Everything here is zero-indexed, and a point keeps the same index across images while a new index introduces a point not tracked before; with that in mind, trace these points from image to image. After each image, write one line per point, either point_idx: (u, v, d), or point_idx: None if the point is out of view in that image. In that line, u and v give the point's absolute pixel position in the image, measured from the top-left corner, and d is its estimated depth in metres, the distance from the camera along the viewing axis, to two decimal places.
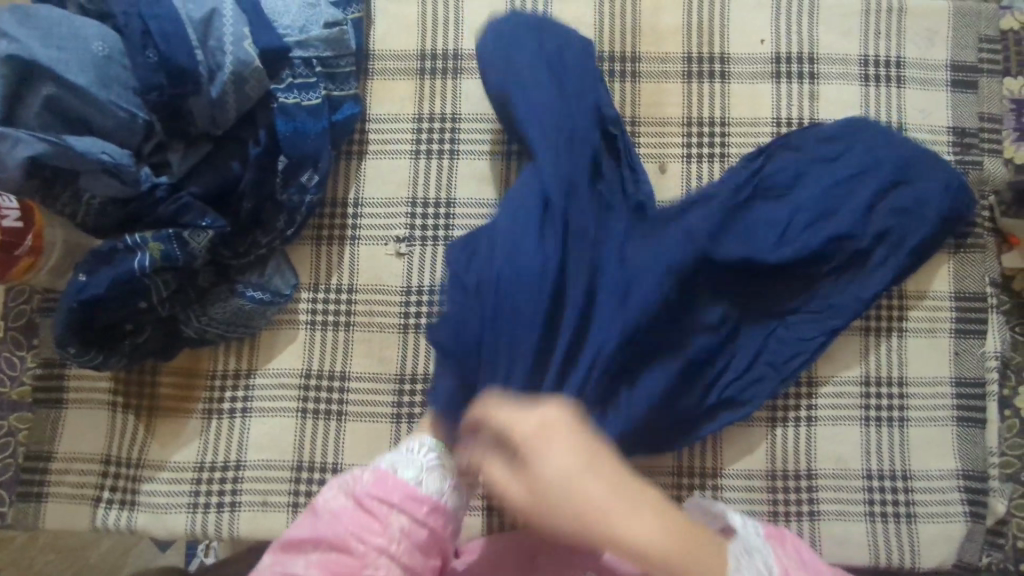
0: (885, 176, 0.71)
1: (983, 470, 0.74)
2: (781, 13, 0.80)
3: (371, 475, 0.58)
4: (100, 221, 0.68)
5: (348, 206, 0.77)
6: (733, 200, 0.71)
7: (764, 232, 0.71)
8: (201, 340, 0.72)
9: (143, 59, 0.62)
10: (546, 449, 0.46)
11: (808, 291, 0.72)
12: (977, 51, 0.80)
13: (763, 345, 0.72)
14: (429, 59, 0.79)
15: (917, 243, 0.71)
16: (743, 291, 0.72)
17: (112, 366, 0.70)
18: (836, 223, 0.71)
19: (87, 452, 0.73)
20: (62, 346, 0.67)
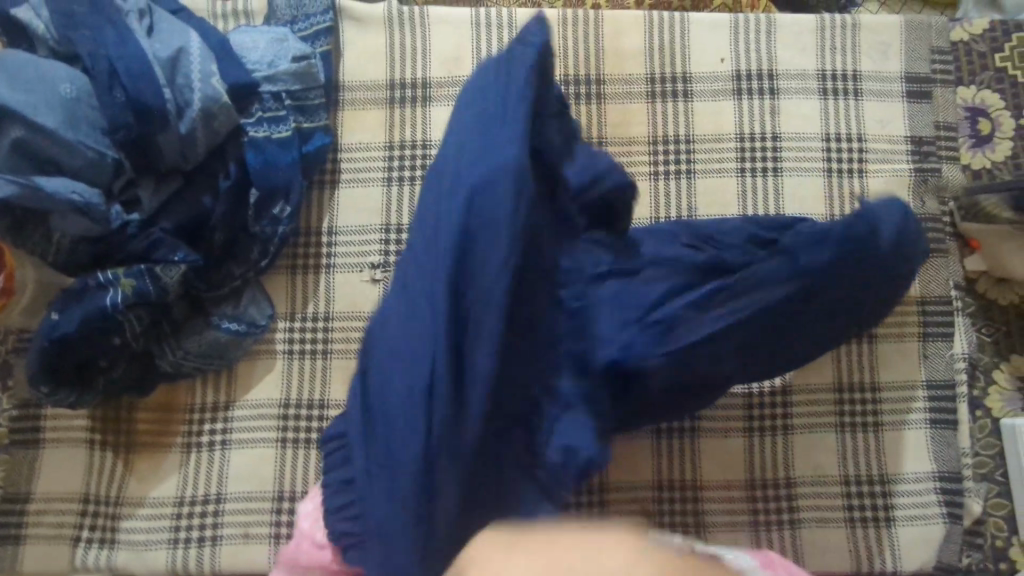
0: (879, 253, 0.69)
1: (958, 472, 0.75)
2: (739, 33, 0.83)
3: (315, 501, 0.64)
4: (71, 260, 0.68)
5: (322, 235, 0.78)
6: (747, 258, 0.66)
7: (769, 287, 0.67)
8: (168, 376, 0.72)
9: (111, 100, 0.63)
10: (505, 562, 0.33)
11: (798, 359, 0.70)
12: (929, 62, 0.83)
13: None
14: (398, 88, 0.80)
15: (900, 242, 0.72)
16: None
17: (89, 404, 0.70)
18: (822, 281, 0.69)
19: (64, 492, 0.73)
20: (36, 385, 0.67)
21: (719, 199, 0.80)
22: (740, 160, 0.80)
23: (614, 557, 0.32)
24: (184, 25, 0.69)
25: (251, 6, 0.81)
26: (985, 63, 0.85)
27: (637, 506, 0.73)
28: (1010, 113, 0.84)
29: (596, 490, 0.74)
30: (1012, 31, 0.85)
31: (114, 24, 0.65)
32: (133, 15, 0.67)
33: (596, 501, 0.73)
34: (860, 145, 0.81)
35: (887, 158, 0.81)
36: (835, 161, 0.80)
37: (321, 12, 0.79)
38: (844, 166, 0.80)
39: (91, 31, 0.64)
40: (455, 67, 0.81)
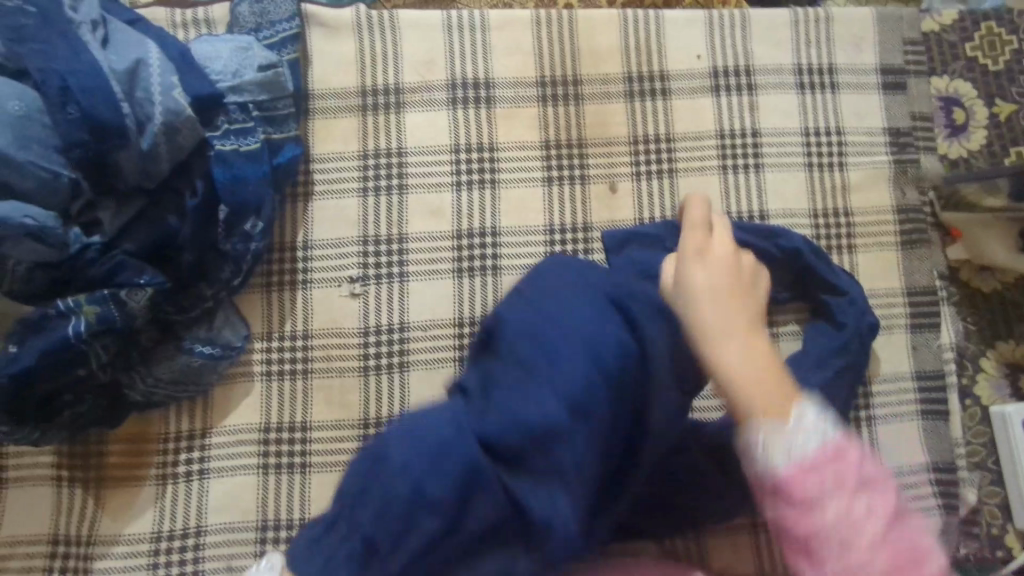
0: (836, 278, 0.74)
1: (951, 462, 0.75)
2: (714, 30, 0.82)
3: None
4: (27, 288, 0.63)
5: (298, 249, 0.75)
6: None
7: None
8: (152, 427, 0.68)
9: (64, 117, 0.59)
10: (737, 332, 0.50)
11: None
12: (902, 54, 0.83)
13: None
14: (370, 95, 0.78)
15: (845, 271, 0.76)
16: None
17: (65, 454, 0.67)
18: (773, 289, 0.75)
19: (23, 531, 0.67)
20: None
21: (703, 197, 0.79)
22: (720, 158, 0.79)
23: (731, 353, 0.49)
24: (141, 35, 0.66)
25: (211, 15, 0.77)
26: (956, 54, 0.85)
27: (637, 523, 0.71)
28: (983, 101, 0.84)
29: None
30: (981, 20, 0.85)
31: (65, 37, 0.61)
32: (87, 26, 0.63)
33: None
34: (839, 138, 0.80)
35: (866, 151, 0.81)
36: (815, 156, 0.80)
37: (288, 19, 0.76)
38: (824, 159, 0.80)
39: (41, 44, 0.60)
40: (428, 71, 0.79)
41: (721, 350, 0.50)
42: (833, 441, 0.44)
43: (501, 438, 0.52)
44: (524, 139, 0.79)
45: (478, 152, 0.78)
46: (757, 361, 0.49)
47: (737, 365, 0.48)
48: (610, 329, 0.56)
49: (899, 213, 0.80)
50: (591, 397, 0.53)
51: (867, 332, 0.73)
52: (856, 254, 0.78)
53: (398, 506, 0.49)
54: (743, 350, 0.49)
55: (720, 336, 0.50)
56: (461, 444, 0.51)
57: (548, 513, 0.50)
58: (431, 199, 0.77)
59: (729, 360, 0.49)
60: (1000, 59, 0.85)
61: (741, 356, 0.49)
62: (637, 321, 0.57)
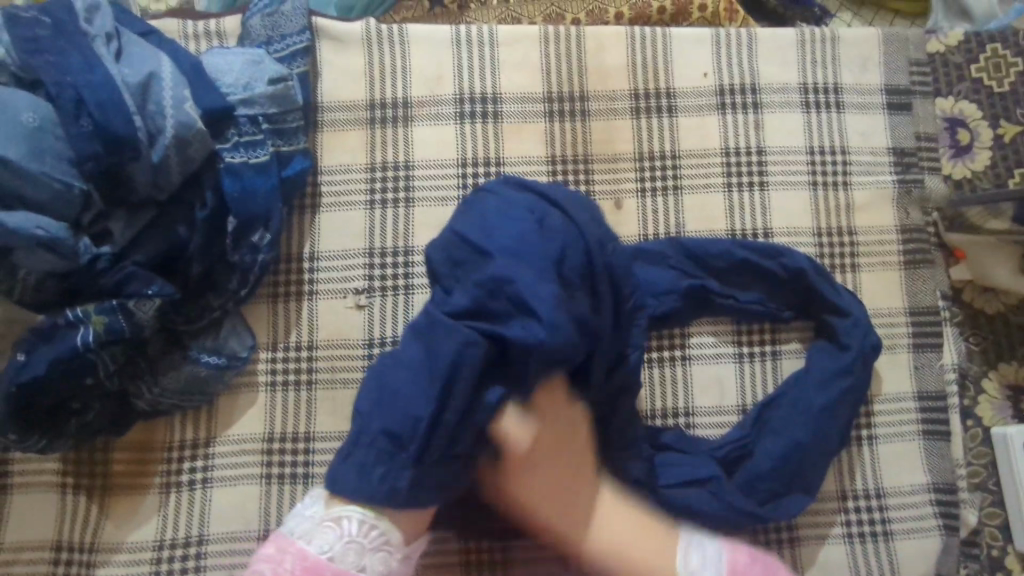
0: (837, 297, 0.74)
1: (952, 482, 0.75)
2: (721, 48, 0.82)
3: (293, 560, 0.57)
4: (37, 297, 0.64)
5: (304, 260, 0.75)
6: (703, 297, 0.75)
7: (720, 315, 0.76)
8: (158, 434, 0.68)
9: (77, 129, 0.60)
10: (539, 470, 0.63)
11: (759, 380, 0.76)
12: (908, 74, 0.84)
13: (718, 381, 0.75)
14: (379, 108, 0.79)
15: (847, 290, 0.76)
16: (694, 311, 0.75)
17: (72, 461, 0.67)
18: (775, 306, 0.75)
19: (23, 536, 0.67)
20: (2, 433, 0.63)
21: (707, 214, 0.79)
22: (725, 175, 0.80)
23: (545, 479, 0.63)
24: (154, 48, 0.67)
25: (223, 27, 0.78)
26: (961, 75, 0.85)
27: None
28: (988, 123, 0.85)
29: None
30: (986, 41, 0.86)
31: (80, 50, 0.62)
32: (100, 40, 0.64)
33: None
34: (844, 157, 0.81)
35: (870, 170, 0.81)
36: (819, 174, 0.80)
37: (298, 32, 0.76)
38: (829, 178, 0.80)
39: (57, 57, 0.61)
40: (436, 85, 0.79)
41: (526, 490, 0.63)
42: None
43: (457, 303, 0.59)
44: (530, 155, 0.79)
45: (485, 166, 0.78)
46: (579, 438, 0.65)
47: (533, 489, 0.63)
48: (520, 202, 0.63)
49: (903, 233, 0.80)
50: (542, 262, 0.60)
51: (869, 352, 0.73)
52: (859, 273, 0.78)
53: (402, 420, 0.58)
54: (593, 500, 0.65)
55: (559, 506, 0.63)
56: (440, 357, 0.58)
57: (520, 335, 0.58)
58: (437, 212, 0.77)
59: (527, 482, 0.63)
60: (1005, 81, 0.85)
61: (586, 517, 0.64)
62: (559, 199, 0.64)
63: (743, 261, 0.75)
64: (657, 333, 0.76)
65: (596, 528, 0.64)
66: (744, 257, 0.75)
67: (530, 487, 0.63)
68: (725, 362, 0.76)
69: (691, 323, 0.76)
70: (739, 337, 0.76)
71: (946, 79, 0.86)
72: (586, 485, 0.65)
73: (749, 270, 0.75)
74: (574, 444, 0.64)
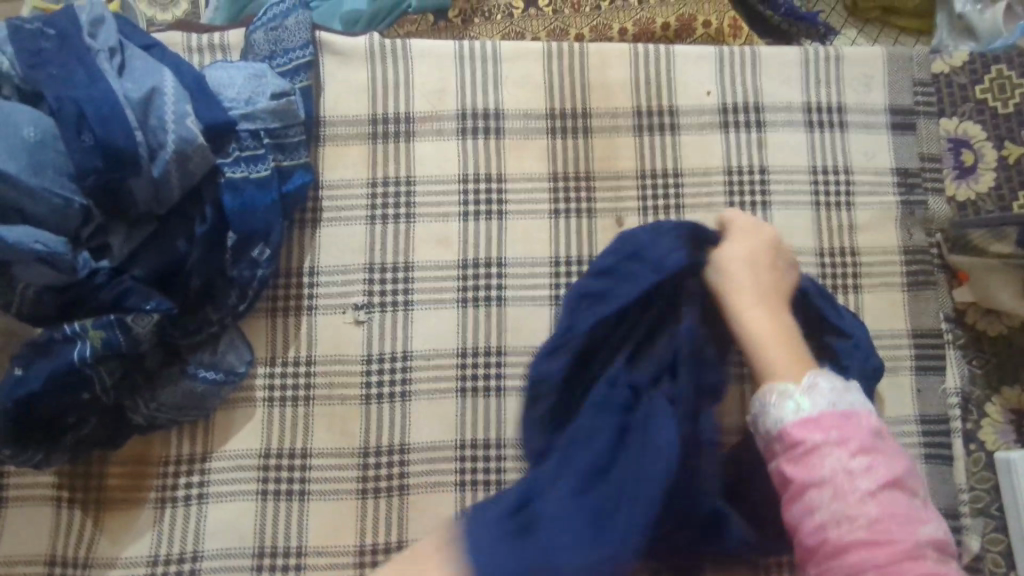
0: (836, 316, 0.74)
1: (954, 508, 0.74)
2: (724, 66, 0.82)
3: None
4: (36, 309, 0.64)
5: (304, 275, 0.75)
6: None
7: None
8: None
9: (78, 144, 0.60)
10: (756, 310, 0.64)
11: None
12: (912, 94, 0.83)
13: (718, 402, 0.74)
14: (381, 123, 0.79)
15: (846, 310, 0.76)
16: None
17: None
18: None
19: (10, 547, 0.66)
20: None
21: None
22: (727, 194, 0.80)
23: (752, 313, 0.64)
24: (157, 63, 0.67)
25: (227, 40, 0.78)
26: (965, 95, 0.85)
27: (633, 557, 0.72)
28: (992, 144, 0.84)
29: None
30: (991, 62, 0.86)
31: (83, 64, 0.62)
32: (104, 54, 0.64)
33: None
34: (848, 177, 0.80)
35: (874, 190, 0.81)
36: (822, 194, 0.80)
37: (302, 47, 0.77)
38: (832, 198, 0.80)
39: (60, 71, 0.61)
40: (439, 101, 0.79)
41: (751, 320, 0.64)
42: (845, 406, 0.57)
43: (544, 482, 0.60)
44: (532, 171, 0.79)
45: (486, 182, 0.78)
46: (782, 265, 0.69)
47: (756, 321, 0.64)
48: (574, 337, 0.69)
49: (906, 254, 0.79)
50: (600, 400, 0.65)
51: (872, 373, 0.72)
52: (861, 294, 0.78)
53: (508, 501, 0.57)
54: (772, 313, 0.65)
55: (744, 306, 0.65)
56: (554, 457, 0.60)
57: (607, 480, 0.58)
58: (438, 228, 0.77)
59: (751, 317, 0.64)
60: (1010, 102, 0.84)
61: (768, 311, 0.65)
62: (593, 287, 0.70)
63: None
64: None
65: (748, 309, 0.65)
66: None
67: (751, 317, 0.64)
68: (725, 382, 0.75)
69: None
70: None
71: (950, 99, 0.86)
72: (778, 298, 0.66)
73: None
74: (778, 271, 0.68)
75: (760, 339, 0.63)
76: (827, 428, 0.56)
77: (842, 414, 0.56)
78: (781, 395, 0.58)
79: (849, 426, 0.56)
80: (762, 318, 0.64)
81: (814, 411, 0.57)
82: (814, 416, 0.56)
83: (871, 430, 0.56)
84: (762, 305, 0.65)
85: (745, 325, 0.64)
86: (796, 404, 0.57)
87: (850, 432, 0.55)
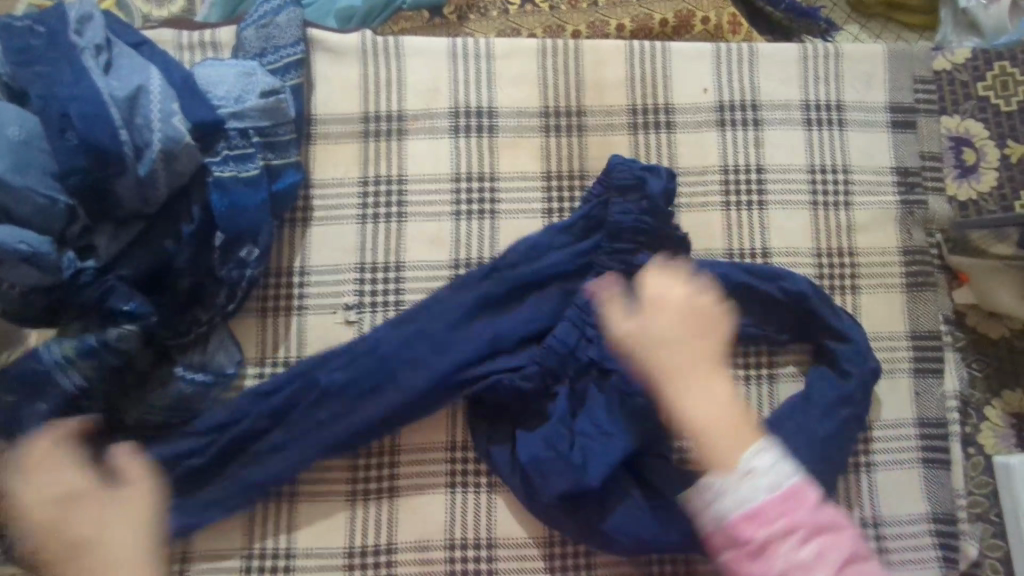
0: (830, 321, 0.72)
1: (952, 513, 0.73)
2: (722, 63, 0.81)
3: None
4: (20, 309, 0.63)
5: (294, 275, 0.74)
6: None
7: None
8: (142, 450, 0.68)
9: (63, 143, 0.60)
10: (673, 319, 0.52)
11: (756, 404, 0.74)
12: (913, 92, 0.82)
13: None
14: (373, 121, 0.78)
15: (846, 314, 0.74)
16: None
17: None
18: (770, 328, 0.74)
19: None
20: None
21: (705, 233, 0.78)
22: (723, 192, 0.78)
23: (681, 343, 0.52)
24: (145, 61, 0.66)
25: (218, 38, 0.78)
26: (968, 93, 0.84)
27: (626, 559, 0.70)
28: (995, 142, 0.83)
29: (582, 553, 0.70)
30: (994, 59, 0.84)
31: (69, 62, 0.61)
32: (90, 52, 0.63)
33: (583, 553, 0.70)
34: (846, 177, 0.79)
35: (873, 189, 0.79)
36: (820, 194, 0.79)
37: (292, 44, 0.76)
38: (830, 198, 0.79)
39: (46, 70, 0.61)
40: (432, 99, 0.78)
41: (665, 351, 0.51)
42: (789, 486, 0.48)
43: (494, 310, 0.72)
44: (525, 169, 0.78)
45: (479, 181, 0.77)
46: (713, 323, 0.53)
47: (702, 400, 0.51)
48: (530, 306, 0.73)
49: (905, 254, 0.78)
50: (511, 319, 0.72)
51: (869, 378, 0.71)
52: (860, 295, 0.77)
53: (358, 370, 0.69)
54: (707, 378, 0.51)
55: (681, 355, 0.51)
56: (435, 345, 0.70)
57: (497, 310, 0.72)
58: (430, 227, 0.76)
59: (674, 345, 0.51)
60: (1013, 100, 0.83)
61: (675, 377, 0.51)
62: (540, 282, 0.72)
63: (740, 280, 0.73)
64: None
65: (685, 392, 0.51)
66: (741, 275, 0.73)
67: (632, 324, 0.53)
68: None
69: None
70: (735, 361, 0.75)
71: (952, 96, 0.84)
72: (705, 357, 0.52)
73: (748, 288, 0.73)
74: (729, 306, 0.60)
75: (675, 392, 0.51)
76: (773, 518, 0.47)
77: (783, 497, 0.48)
78: (743, 477, 0.48)
79: (794, 503, 0.48)
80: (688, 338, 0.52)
81: (758, 501, 0.48)
82: (779, 496, 0.48)
83: (813, 506, 0.48)
84: (699, 348, 0.52)
85: (669, 368, 0.51)
86: (735, 498, 0.48)
87: (793, 512, 0.48)
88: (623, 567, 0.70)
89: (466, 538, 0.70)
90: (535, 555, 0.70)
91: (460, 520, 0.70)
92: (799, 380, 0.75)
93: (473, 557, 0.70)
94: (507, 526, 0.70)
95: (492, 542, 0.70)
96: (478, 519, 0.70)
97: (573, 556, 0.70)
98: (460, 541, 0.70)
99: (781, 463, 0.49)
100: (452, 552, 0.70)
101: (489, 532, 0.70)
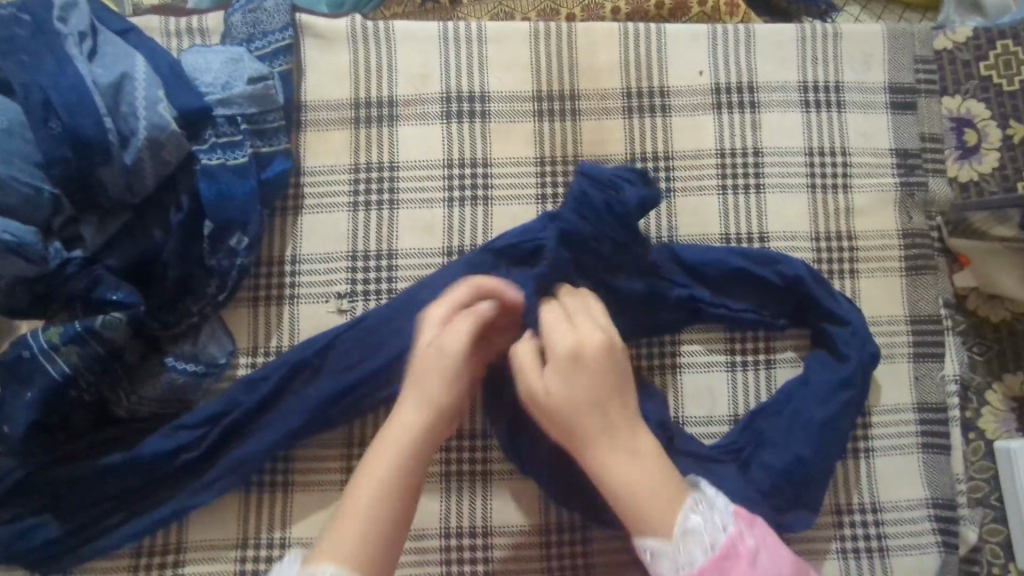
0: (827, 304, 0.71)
1: (951, 498, 0.72)
2: (718, 45, 0.80)
3: None
4: (8, 301, 0.63)
5: (286, 264, 0.74)
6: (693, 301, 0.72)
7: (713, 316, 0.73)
8: (134, 440, 0.67)
9: (45, 131, 0.59)
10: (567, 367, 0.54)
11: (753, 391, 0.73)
12: (913, 72, 0.80)
13: (710, 391, 0.73)
14: (363, 107, 0.77)
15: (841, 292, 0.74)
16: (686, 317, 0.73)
17: (47, 465, 0.66)
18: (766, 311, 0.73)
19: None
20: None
21: (701, 218, 0.76)
22: (719, 176, 0.77)
23: (567, 399, 0.54)
24: (130, 48, 0.66)
25: (206, 24, 0.76)
26: (969, 72, 0.82)
27: (623, 547, 0.70)
28: (996, 123, 0.81)
29: (578, 541, 0.70)
30: (996, 38, 0.82)
31: (51, 49, 0.60)
32: (74, 39, 0.62)
33: (579, 541, 0.70)
34: (845, 159, 0.78)
35: (872, 172, 0.78)
36: (818, 177, 0.77)
37: (281, 30, 0.75)
38: (828, 181, 0.77)
39: (28, 57, 0.60)
40: (423, 84, 0.77)
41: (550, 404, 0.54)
42: (725, 539, 0.50)
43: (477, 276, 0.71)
44: (518, 155, 0.77)
45: (472, 167, 0.76)
46: (618, 357, 0.55)
47: (618, 461, 0.52)
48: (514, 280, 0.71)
49: (905, 238, 0.77)
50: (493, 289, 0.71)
51: (868, 365, 0.71)
52: (858, 279, 0.76)
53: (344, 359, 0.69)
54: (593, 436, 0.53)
55: (563, 405, 0.54)
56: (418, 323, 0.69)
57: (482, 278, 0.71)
58: (422, 215, 0.75)
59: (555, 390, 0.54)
60: (1015, 79, 0.82)
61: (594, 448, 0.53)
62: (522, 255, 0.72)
63: (736, 263, 0.72)
64: (646, 342, 0.73)
65: (594, 453, 0.53)
66: (736, 259, 0.72)
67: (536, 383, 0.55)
68: (717, 371, 0.73)
69: (682, 332, 0.74)
70: (732, 347, 0.74)
71: (953, 77, 0.83)
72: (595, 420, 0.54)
73: (745, 272, 0.72)
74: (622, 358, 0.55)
75: (592, 460, 0.53)
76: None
77: (717, 559, 0.49)
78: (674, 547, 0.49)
79: (732, 561, 0.49)
80: (579, 338, 0.55)
81: (695, 565, 0.49)
82: (716, 555, 0.49)
83: (751, 560, 0.49)
84: (599, 390, 0.54)
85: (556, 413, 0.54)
86: (675, 562, 0.49)
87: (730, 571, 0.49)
88: (620, 555, 0.70)
89: (461, 527, 0.70)
90: (531, 544, 0.70)
91: (455, 510, 0.70)
92: (797, 365, 0.74)
93: (469, 546, 0.69)
94: (503, 515, 0.70)
95: (487, 531, 0.70)
96: (474, 509, 0.70)
97: (569, 544, 0.70)
98: (456, 530, 0.70)
99: (715, 514, 0.51)
100: (448, 541, 0.69)
101: (484, 521, 0.70)
